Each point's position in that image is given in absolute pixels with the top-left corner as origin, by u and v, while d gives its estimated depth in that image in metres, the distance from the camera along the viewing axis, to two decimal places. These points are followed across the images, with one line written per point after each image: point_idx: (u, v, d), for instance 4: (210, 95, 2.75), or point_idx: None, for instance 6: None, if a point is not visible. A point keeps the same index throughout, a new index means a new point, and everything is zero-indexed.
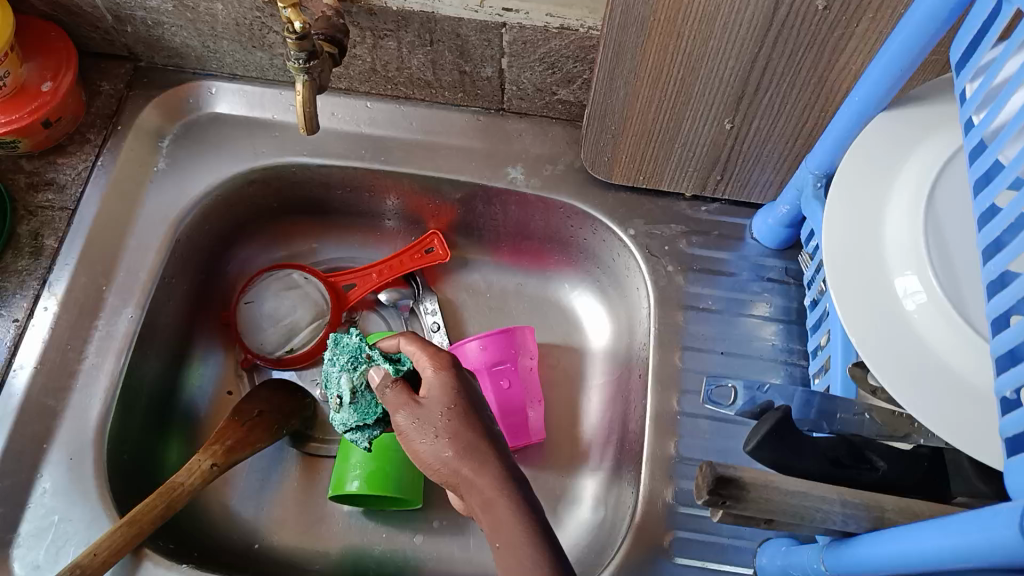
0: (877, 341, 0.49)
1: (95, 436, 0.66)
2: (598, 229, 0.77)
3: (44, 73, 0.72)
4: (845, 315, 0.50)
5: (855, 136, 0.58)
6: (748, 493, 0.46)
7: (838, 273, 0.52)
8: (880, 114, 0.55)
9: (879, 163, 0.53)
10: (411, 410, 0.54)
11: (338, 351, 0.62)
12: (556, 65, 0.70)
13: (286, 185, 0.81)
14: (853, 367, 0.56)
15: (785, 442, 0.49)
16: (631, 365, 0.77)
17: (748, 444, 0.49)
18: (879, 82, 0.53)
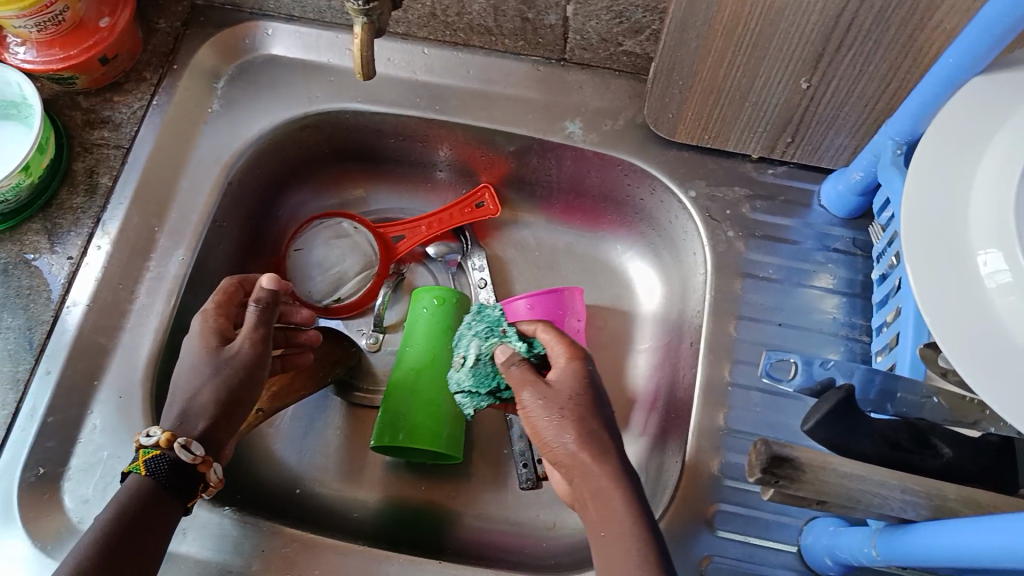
0: (954, 323, 0.45)
1: (143, 375, 0.67)
2: (657, 189, 0.74)
3: (101, 9, 0.72)
4: (920, 293, 0.47)
5: (943, 102, 0.54)
6: (803, 474, 0.44)
7: (915, 248, 0.48)
8: (973, 79, 0.51)
9: (968, 131, 0.49)
10: (537, 388, 0.53)
11: (477, 318, 0.67)
12: (624, 14, 0.67)
13: (339, 131, 0.79)
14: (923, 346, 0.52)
15: (850, 424, 0.46)
16: (682, 331, 0.75)
17: (805, 423, 0.46)
18: (974, 45, 0.49)
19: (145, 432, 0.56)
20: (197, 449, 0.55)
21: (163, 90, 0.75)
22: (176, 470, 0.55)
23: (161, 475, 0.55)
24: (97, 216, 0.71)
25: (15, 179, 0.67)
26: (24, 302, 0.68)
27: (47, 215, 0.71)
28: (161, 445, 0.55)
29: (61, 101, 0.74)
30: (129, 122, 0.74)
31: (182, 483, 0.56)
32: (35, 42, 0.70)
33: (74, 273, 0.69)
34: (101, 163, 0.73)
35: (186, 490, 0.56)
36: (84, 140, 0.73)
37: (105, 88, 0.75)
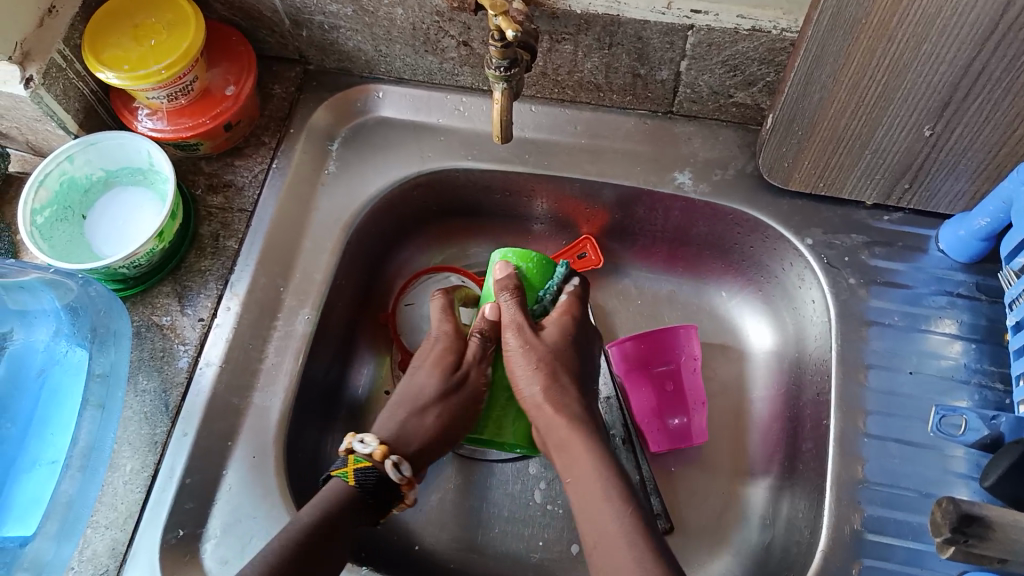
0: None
1: (275, 436, 0.67)
2: (770, 236, 0.75)
3: (228, 77, 0.74)
4: None
5: None
6: (992, 533, 0.48)
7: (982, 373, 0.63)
8: None
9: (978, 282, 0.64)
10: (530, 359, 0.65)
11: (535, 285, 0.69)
12: (739, 68, 0.68)
13: (448, 188, 0.81)
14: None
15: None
16: (801, 378, 0.75)
17: (989, 477, 0.58)
18: None
19: (358, 441, 0.61)
20: (371, 441, 0.61)
21: (282, 153, 0.77)
22: (383, 484, 0.60)
23: (364, 485, 0.60)
24: (225, 278, 0.73)
25: (149, 245, 0.68)
26: (158, 364, 0.69)
27: (176, 279, 0.73)
28: (349, 450, 0.61)
29: (184, 166, 0.77)
30: (251, 186, 0.76)
31: (381, 493, 0.61)
32: (165, 113, 0.73)
33: (205, 334, 0.70)
34: (226, 227, 0.75)
35: (381, 498, 0.61)
36: (208, 205, 0.76)
37: (225, 153, 0.77)
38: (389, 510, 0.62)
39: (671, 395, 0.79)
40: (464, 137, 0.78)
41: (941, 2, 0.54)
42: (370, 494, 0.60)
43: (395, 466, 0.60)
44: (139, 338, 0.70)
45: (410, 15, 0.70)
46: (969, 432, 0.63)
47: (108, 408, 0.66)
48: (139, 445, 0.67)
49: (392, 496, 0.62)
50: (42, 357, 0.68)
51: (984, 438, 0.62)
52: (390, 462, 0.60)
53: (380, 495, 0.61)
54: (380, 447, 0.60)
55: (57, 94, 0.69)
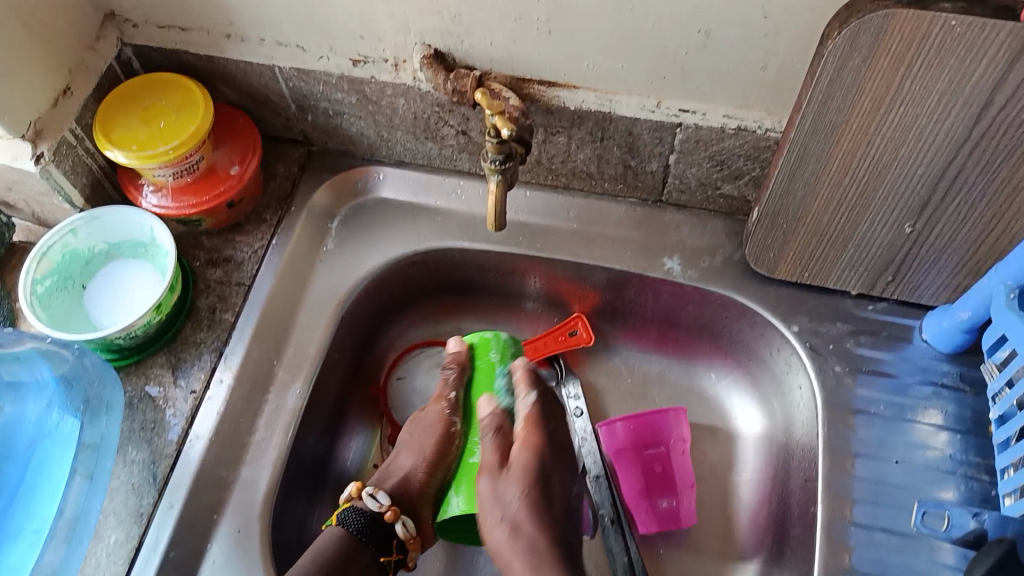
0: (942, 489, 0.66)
1: (261, 512, 0.67)
2: (757, 323, 0.76)
3: (232, 157, 0.77)
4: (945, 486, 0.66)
5: None
6: None
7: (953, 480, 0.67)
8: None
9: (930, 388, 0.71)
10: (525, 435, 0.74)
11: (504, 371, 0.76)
12: (726, 163, 0.71)
13: (444, 266, 0.83)
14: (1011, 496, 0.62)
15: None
16: (789, 463, 0.75)
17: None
18: None
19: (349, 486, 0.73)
20: (383, 500, 0.70)
21: (282, 230, 0.79)
22: (368, 522, 0.69)
23: (355, 528, 0.68)
24: (219, 350, 0.74)
25: (147, 317, 0.69)
26: (148, 436, 0.70)
27: (171, 350, 0.74)
28: (353, 497, 0.72)
29: (186, 241, 0.79)
30: (251, 261, 0.78)
31: (378, 535, 0.69)
32: (170, 190, 0.75)
33: (196, 407, 0.71)
34: (223, 300, 0.76)
35: (381, 542, 0.69)
36: (207, 278, 0.77)
37: (226, 228, 0.79)
38: (392, 564, 0.70)
39: (660, 478, 0.79)
40: (460, 219, 0.81)
41: (917, 110, 0.56)
42: (363, 532, 0.69)
43: (399, 521, 0.70)
44: (131, 409, 0.71)
45: (412, 106, 0.73)
46: (953, 529, 0.64)
47: (96, 480, 0.66)
48: (124, 517, 0.66)
49: (392, 548, 0.70)
50: (31, 428, 0.68)
51: (969, 534, 0.63)
52: (365, 495, 0.71)
53: (382, 543, 0.69)
54: (391, 509, 0.70)
55: (66, 170, 0.71)
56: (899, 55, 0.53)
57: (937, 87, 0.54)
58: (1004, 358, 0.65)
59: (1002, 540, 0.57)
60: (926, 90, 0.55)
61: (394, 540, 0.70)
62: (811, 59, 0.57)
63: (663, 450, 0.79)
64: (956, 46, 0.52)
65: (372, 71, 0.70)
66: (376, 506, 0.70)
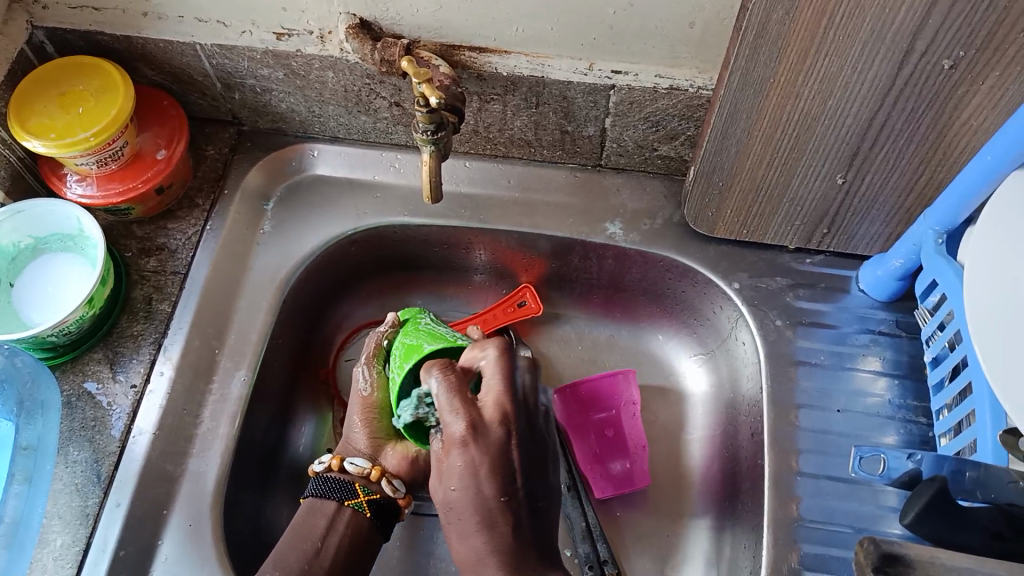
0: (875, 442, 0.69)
1: (211, 502, 0.66)
2: (700, 281, 0.77)
3: (158, 141, 0.74)
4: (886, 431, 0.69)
5: (963, 212, 0.61)
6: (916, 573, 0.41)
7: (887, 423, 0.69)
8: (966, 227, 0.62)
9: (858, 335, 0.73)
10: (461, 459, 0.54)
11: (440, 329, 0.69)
12: (661, 123, 0.71)
13: (386, 243, 0.82)
14: (948, 439, 0.64)
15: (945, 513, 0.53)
16: (737, 417, 0.76)
17: (909, 514, 0.56)
18: (966, 193, 0.59)
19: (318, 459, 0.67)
20: (325, 456, 0.67)
21: (217, 215, 0.77)
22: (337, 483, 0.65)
23: (321, 491, 0.65)
24: (159, 341, 0.72)
25: (79, 312, 0.67)
26: (90, 434, 0.68)
27: (108, 345, 0.71)
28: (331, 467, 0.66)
29: (116, 231, 0.76)
30: (185, 248, 0.76)
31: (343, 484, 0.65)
32: (95, 179, 0.72)
33: (138, 401, 0.69)
34: (159, 290, 0.74)
35: (345, 489, 0.65)
36: (141, 268, 0.75)
37: (158, 216, 0.77)
38: (365, 506, 0.66)
39: (612, 442, 0.80)
40: (401, 194, 0.79)
41: (841, 61, 0.57)
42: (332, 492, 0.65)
43: (349, 461, 0.66)
44: (69, 408, 0.69)
45: (341, 78, 0.71)
46: (891, 471, 0.62)
47: (35, 483, 0.64)
48: (70, 518, 0.64)
49: (357, 491, 0.65)
50: None
51: (904, 475, 0.61)
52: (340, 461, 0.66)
53: (346, 488, 0.65)
54: (335, 457, 0.66)
55: None
56: (821, 6, 0.54)
57: (860, 37, 0.55)
58: (936, 303, 0.67)
59: (934, 480, 0.55)
60: (849, 41, 0.56)
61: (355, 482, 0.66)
62: (739, 13, 0.58)
63: (614, 412, 0.81)
64: None
65: (298, 45, 0.68)
66: (356, 468, 0.66)
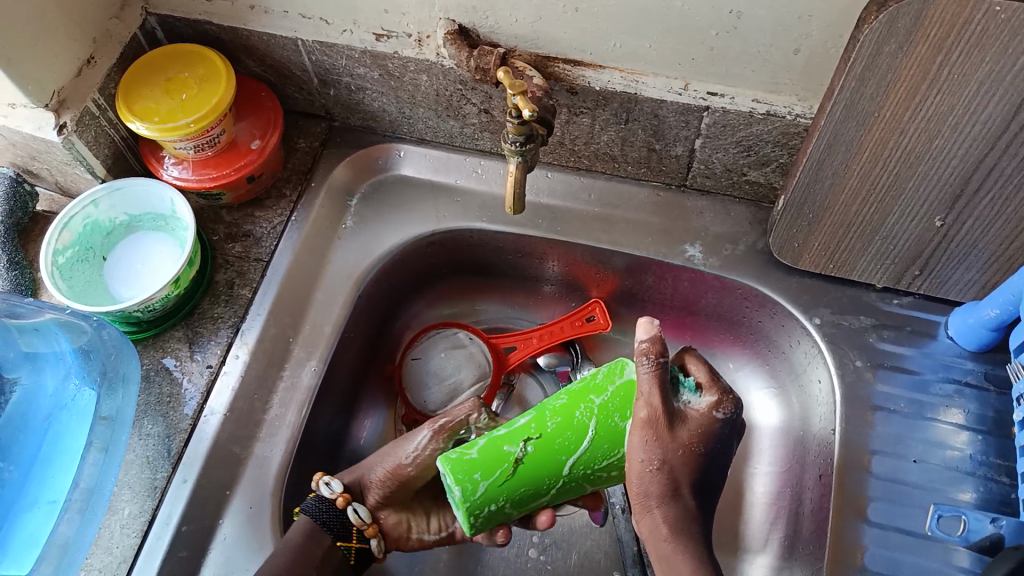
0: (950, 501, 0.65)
1: (274, 488, 0.68)
2: (778, 313, 0.75)
3: (254, 131, 0.76)
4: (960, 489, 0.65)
5: None
6: None
7: (967, 478, 0.66)
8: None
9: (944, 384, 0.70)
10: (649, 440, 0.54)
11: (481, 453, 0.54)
12: (753, 149, 0.70)
13: (461, 247, 0.82)
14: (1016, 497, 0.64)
15: None
16: (806, 455, 0.74)
17: None
18: None
19: (326, 482, 0.65)
20: (338, 485, 0.65)
21: (302, 206, 0.79)
22: (327, 510, 0.64)
23: (318, 516, 0.64)
24: (237, 326, 0.74)
25: (165, 291, 0.70)
26: (164, 409, 0.70)
27: (188, 324, 0.74)
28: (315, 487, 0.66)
29: (205, 215, 0.79)
30: (269, 237, 0.78)
31: (336, 521, 0.64)
32: (190, 163, 0.74)
33: (211, 382, 0.71)
34: (241, 275, 0.76)
35: (338, 529, 0.64)
36: (226, 253, 0.77)
37: (247, 204, 0.79)
38: (352, 552, 0.65)
39: None
40: (480, 200, 0.80)
41: (954, 100, 0.55)
42: (324, 522, 0.64)
43: (353, 506, 0.65)
44: (148, 382, 0.71)
45: (434, 82, 0.72)
46: (969, 533, 0.63)
47: (112, 452, 0.66)
48: (139, 489, 0.67)
49: (351, 535, 0.65)
50: (47, 402, 0.68)
51: (984, 540, 0.63)
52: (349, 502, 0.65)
53: (343, 529, 0.64)
54: (344, 495, 0.64)
55: (87, 140, 0.71)
56: (938, 42, 0.52)
57: (977, 76, 0.53)
58: None
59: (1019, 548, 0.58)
60: (965, 79, 0.53)
61: (352, 526, 0.65)
62: (846, 43, 0.56)
63: None
64: (999, 34, 0.50)
65: (396, 46, 0.69)
66: (357, 519, 0.64)
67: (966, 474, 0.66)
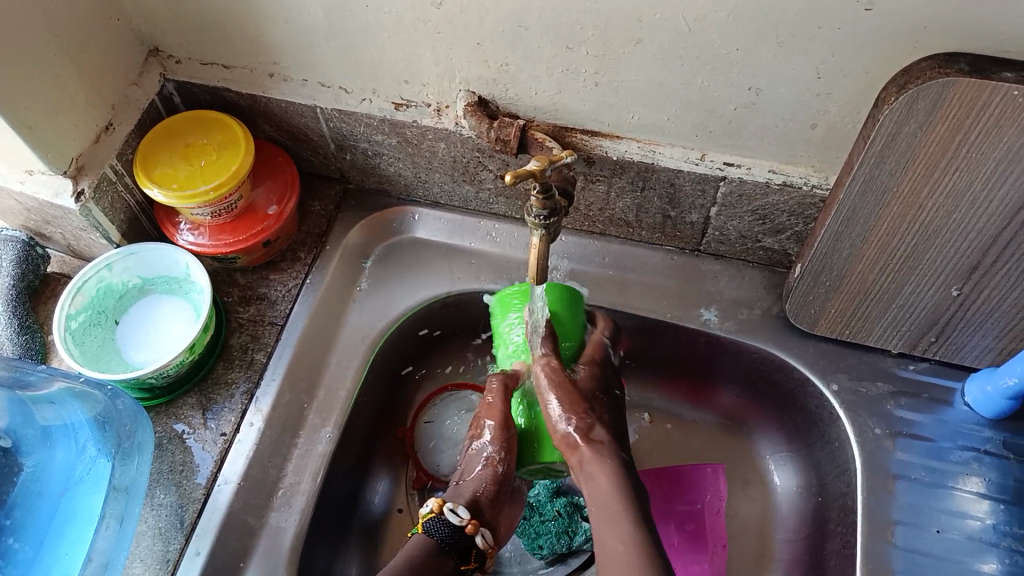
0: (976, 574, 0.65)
1: (288, 559, 0.66)
2: (795, 378, 0.75)
3: (271, 196, 0.76)
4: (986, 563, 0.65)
5: None
6: None
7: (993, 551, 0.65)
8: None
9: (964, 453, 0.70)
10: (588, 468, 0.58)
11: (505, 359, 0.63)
12: (768, 217, 0.70)
13: (475, 310, 0.82)
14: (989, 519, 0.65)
15: None
16: (825, 521, 0.73)
17: None
18: None
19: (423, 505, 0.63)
20: (464, 512, 0.61)
21: (317, 269, 0.79)
22: (453, 531, 0.61)
23: (435, 534, 0.61)
24: (251, 391, 0.73)
25: (180, 357, 0.69)
26: (177, 479, 0.69)
27: (202, 391, 0.73)
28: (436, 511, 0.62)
29: (220, 277, 0.79)
30: (284, 300, 0.78)
31: (459, 546, 0.61)
32: (207, 228, 0.74)
33: (225, 450, 0.70)
34: (256, 339, 0.76)
35: (460, 552, 0.61)
36: (239, 316, 0.77)
37: (261, 267, 0.79)
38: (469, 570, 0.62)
39: (692, 535, 0.79)
40: (495, 262, 0.80)
41: (972, 177, 0.56)
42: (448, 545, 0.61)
43: (481, 532, 0.62)
44: (160, 450, 0.71)
45: (451, 149, 0.72)
46: None
47: (125, 524, 0.65)
48: (151, 562, 0.65)
49: (472, 556, 0.62)
50: (59, 477, 0.66)
51: None
52: (446, 508, 0.61)
53: (450, 541, 0.61)
54: (473, 520, 0.61)
55: (105, 207, 0.71)
56: (958, 122, 0.52)
57: (994, 155, 0.54)
58: None
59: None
60: (983, 158, 0.54)
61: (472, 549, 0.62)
62: (866, 119, 0.57)
63: (697, 507, 0.80)
64: (1018, 116, 0.51)
65: (415, 115, 0.70)
66: (460, 518, 0.61)
67: (991, 548, 0.66)
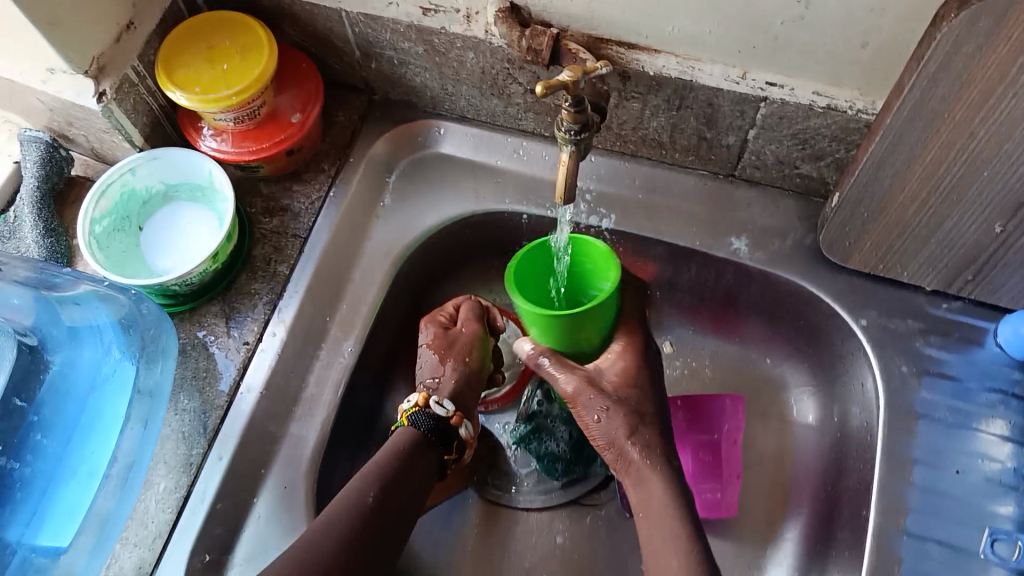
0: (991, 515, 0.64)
1: (308, 467, 0.67)
2: (824, 311, 0.73)
3: (295, 104, 0.74)
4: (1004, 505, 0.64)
5: None
6: None
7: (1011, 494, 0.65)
8: None
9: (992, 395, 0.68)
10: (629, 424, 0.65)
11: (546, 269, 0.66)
12: (809, 142, 0.67)
13: (499, 230, 0.80)
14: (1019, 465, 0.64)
15: None
16: (843, 455, 0.73)
17: None
18: None
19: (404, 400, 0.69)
20: (450, 406, 0.68)
21: (340, 182, 0.78)
22: (436, 423, 0.67)
23: (423, 426, 0.67)
24: (273, 303, 0.73)
25: (203, 266, 0.69)
26: (201, 385, 0.70)
27: (225, 299, 0.73)
28: (420, 404, 0.68)
29: (242, 187, 0.78)
30: (307, 212, 0.77)
31: (444, 435, 0.68)
32: (230, 135, 0.73)
33: (247, 358, 0.71)
34: (279, 250, 0.75)
35: (445, 442, 0.68)
36: (262, 227, 0.76)
37: (284, 177, 0.78)
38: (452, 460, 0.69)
39: (708, 467, 0.78)
40: (522, 181, 0.78)
41: None
42: (432, 432, 0.67)
43: (464, 424, 0.69)
44: (184, 356, 0.71)
45: (481, 59, 0.69)
46: None
47: (150, 425, 0.66)
48: (174, 464, 0.67)
49: (454, 447, 0.69)
50: (86, 376, 0.66)
51: None
52: (433, 402, 0.68)
53: (444, 438, 0.67)
54: (457, 414, 0.68)
55: (127, 109, 0.69)
56: None
57: None
58: None
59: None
60: None
61: (456, 440, 0.69)
62: (923, 37, 0.53)
63: (714, 438, 0.78)
64: None
65: (444, 22, 0.67)
66: (445, 410, 0.68)
67: (1009, 491, 0.65)
